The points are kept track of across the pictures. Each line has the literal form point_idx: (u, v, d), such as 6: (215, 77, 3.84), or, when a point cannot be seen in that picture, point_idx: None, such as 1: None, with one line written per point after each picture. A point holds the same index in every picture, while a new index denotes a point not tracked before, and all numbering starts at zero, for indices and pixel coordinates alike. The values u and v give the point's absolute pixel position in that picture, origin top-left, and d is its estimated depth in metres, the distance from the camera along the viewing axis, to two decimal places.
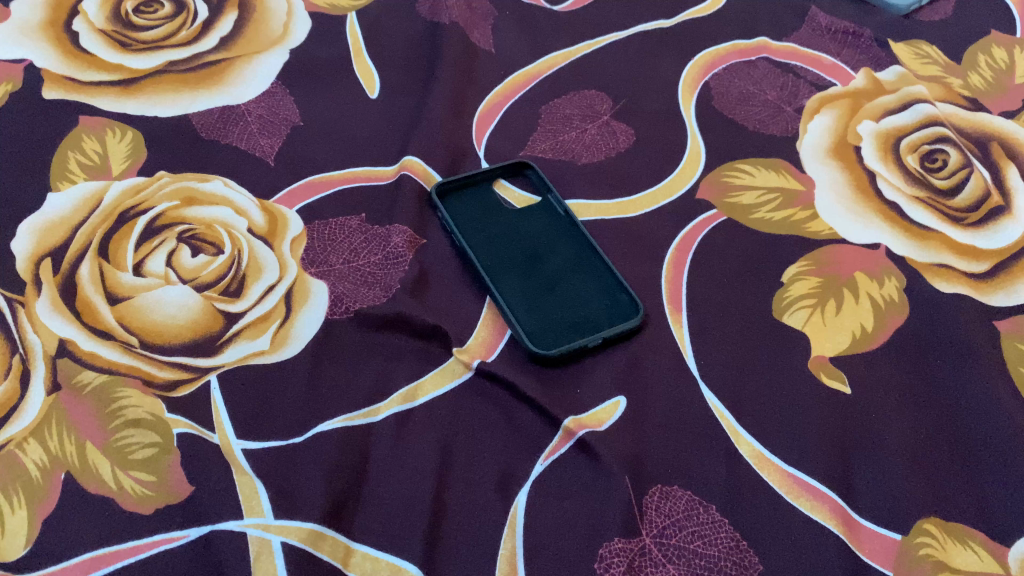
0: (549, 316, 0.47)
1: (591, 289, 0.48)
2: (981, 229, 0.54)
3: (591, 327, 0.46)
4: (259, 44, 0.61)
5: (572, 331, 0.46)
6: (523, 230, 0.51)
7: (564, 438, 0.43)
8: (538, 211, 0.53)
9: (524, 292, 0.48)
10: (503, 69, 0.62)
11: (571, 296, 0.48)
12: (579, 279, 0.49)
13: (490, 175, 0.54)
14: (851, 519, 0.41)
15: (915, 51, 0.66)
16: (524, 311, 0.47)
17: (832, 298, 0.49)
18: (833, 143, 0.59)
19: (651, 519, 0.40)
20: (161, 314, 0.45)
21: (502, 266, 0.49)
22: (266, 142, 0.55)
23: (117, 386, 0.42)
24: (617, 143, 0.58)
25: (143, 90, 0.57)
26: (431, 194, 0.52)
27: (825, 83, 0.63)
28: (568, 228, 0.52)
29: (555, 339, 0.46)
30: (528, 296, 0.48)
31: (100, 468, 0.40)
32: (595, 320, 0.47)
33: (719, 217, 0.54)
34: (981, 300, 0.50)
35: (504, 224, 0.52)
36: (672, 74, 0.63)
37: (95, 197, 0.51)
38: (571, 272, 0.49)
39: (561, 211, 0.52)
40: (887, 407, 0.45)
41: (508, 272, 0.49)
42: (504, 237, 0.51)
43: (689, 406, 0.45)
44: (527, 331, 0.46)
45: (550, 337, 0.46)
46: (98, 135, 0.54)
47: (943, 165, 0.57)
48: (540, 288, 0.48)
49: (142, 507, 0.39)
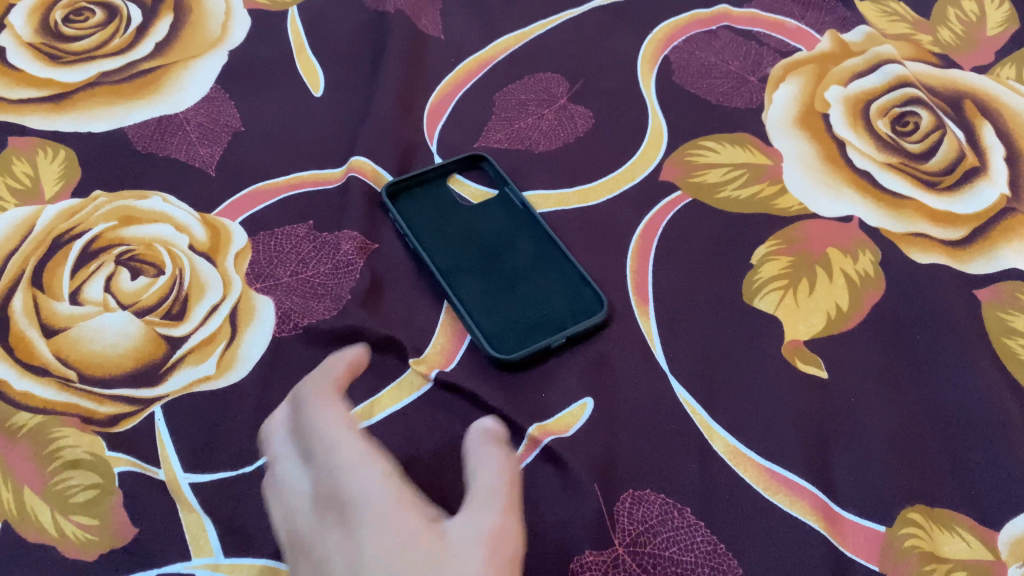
0: (510, 319, 0.44)
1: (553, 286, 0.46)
2: (957, 193, 0.51)
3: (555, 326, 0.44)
4: (197, 47, 0.58)
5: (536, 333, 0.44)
6: (480, 228, 0.49)
7: (529, 447, 0.41)
8: (495, 207, 0.50)
9: (484, 294, 0.46)
10: (454, 57, 0.60)
11: (532, 296, 0.45)
12: (541, 277, 0.46)
13: (442, 170, 0.52)
14: (832, 512, 0.39)
15: (882, 9, 0.63)
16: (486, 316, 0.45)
17: (805, 278, 0.47)
18: (800, 112, 0.56)
19: (624, 527, 0.38)
20: (100, 344, 0.43)
21: (461, 269, 0.47)
22: (207, 151, 0.53)
23: (55, 426, 0.40)
24: (575, 127, 0.55)
25: (75, 104, 0.54)
26: (382, 197, 0.50)
27: (789, 49, 0.61)
28: (528, 222, 0.49)
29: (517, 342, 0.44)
30: (488, 299, 0.45)
31: (39, 515, 0.38)
32: (558, 319, 0.45)
33: (684, 199, 0.51)
34: (959, 269, 0.48)
35: (459, 223, 0.49)
36: (630, 50, 0.60)
37: (27, 223, 0.48)
38: (532, 271, 0.47)
39: (519, 205, 0.50)
40: (867, 389, 0.43)
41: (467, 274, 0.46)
42: (460, 237, 0.48)
43: (660, 403, 0.43)
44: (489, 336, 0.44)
45: (511, 341, 0.43)
46: (29, 156, 0.52)
47: (914, 128, 0.54)
48: (500, 289, 0.46)
49: (87, 553, 0.37)
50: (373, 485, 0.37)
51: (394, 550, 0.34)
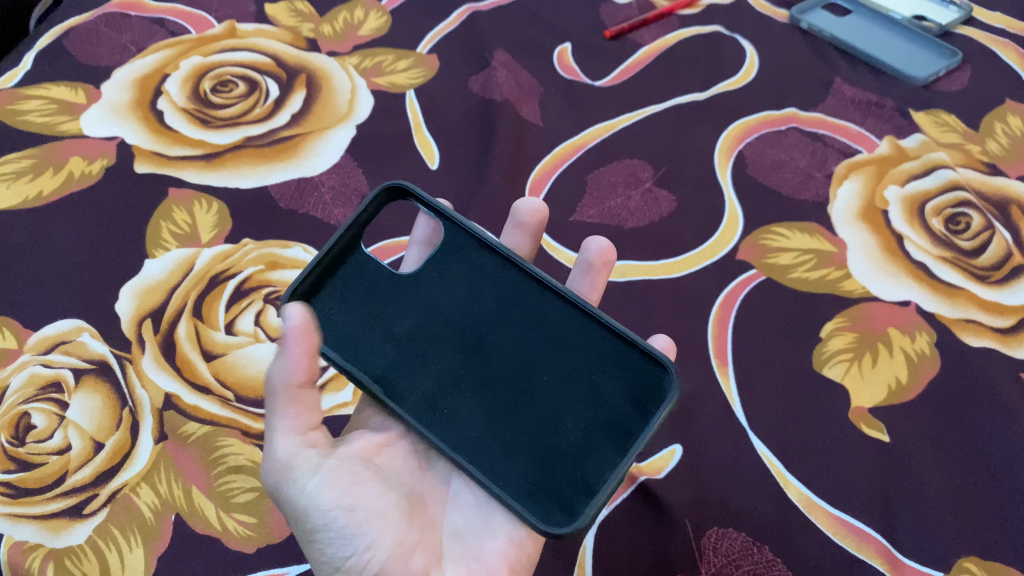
0: (559, 437, 0.39)
1: (588, 356, 0.40)
2: (1005, 287, 0.57)
3: (608, 428, 0.39)
4: (328, 120, 0.66)
5: (612, 451, 0.38)
6: (441, 298, 0.42)
7: (626, 483, 0.48)
8: (474, 250, 0.43)
9: (485, 415, 0.40)
10: (552, 141, 0.68)
11: (565, 412, 0.40)
12: (566, 332, 0.41)
13: (352, 235, 0.43)
14: (895, 558, 0.45)
15: (936, 120, 0.70)
16: (500, 451, 0.39)
17: (868, 353, 0.53)
18: (862, 208, 0.63)
19: (709, 558, 0.45)
20: (254, 369, 0.50)
21: (439, 385, 0.41)
22: (340, 211, 0.60)
23: (220, 436, 0.47)
24: (659, 209, 0.62)
25: (223, 162, 0.62)
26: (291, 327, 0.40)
27: (852, 150, 0.68)
28: (509, 266, 0.43)
29: (569, 495, 0.37)
30: (491, 416, 0.40)
31: (206, 510, 0.45)
32: (616, 417, 0.39)
33: (759, 276, 0.58)
34: (1008, 353, 0.54)
35: (376, 302, 0.42)
36: (709, 142, 0.68)
37: (187, 263, 0.55)
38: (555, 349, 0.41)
39: (511, 255, 0.43)
40: (924, 453, 0.49)
41: (449, 391, 0.41)
42: (380, 341, 0.41)
43: (741, 454, 0.49)
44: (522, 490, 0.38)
45: (559, 505, 0.37)
46: (187, 206, 0.59)
47: (966, 227, 0.61)
48: (504, 399, 0.40)
49: (247, 546, 0.44)
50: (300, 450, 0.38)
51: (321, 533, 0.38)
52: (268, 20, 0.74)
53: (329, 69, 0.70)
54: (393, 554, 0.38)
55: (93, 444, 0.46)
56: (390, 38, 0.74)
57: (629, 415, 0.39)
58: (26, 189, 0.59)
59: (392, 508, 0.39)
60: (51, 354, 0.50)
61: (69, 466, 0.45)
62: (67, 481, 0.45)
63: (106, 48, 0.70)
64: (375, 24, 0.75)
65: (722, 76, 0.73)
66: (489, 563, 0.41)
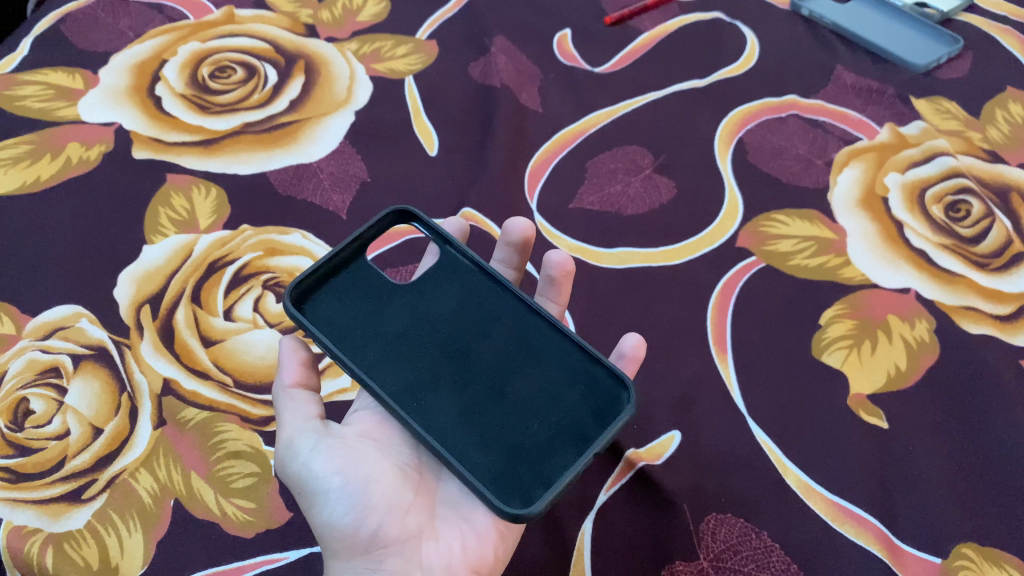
0: (526, 437, 0.38)
1: (566, 373, 0.40)
2: (1005, 274, 0.57)
3: (574, 440, 0.38)
4: (326, 106, 0.66)
5: (571, 452, 0.38)
6: (429, 306, 0.42)
7: (625, 469, 0.48)
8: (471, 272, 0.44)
9: (461, 410, 0.39)
10: (551, 127, 0.67)
11: (536, 419, 0.39)
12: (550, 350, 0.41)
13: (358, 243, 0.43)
14: (893, 543, 0.45)
15: (937, 107, 0.70)
16: (471, 442, 0.38)
17: (868, 340, 0.53)
18: (862, 195, 0.63)
19: (708, 543, 0.45)
20: (252, 355, 0.50)
21: (418, 377, 0.40)
22: (338, 197, 0.60)
23: (219, 421, 0.47)
24: (659, 196, 0.62)
25: (221, 148, 0.62)
26: (289, 307, 0.39)
27: (852, 137, 0.67)
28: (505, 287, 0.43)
29: (527, 483, 0.37)
30: (464, 412, 0.39)
31: (205, 496, 0.45)
32: (576, 425, 0.39)
33: (758, 263, 0.58)
34: (1007, 340, 0.54)
35: (367, 301, 0.42)
36: (709, 129, 0.67)
37: (185, 249, 0.55)
38: (536, 367, 0.41)
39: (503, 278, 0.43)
40: (922, 440, 0.49)
41: (429, 384, 0.40)
42: (365, 333, 0.41)
43: (740, 441, 0.49)
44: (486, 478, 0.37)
45: (518, 495, 0.36)
46: (185, 192, 0.59)
47: (966, 215, 0.61)
48: (481, 399, 0.39)
49: (245, 531, 0.44)
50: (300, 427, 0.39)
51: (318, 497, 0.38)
52: (266, 5, 0.73)
53: (327, 55, 0.70)
54: (390, 514, 0.38)
55: (92, 430, 0.46)
56: (388, 24, 0.74)
57: (587, 423, 0.39)
58: (23, 174, 0.59)
59: (389, 475, 0.40)
60: (50, 339, 0.50)
61: (68, 451, 0.45)
62: (66, 466, 0.45)
63: (103, 34, 0.69)
64: (374, 9, 0.75)
65: (722, 63, 0.73)
66: (479, 526, 0.42)
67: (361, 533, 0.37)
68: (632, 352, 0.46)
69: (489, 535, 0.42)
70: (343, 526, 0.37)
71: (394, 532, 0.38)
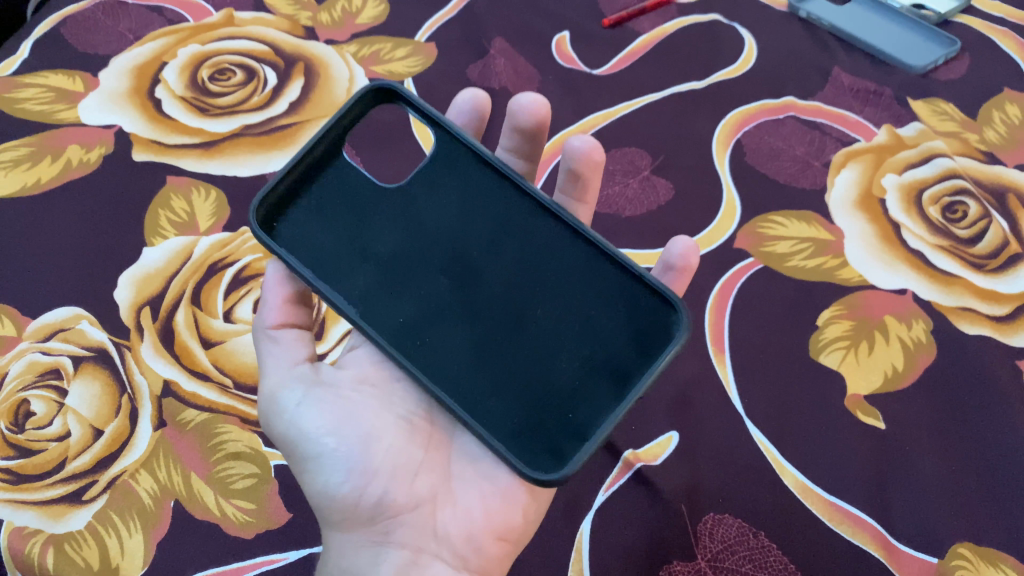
0: (550, 373, 0.39)
1: (585, 297, 0.40)
2: (1001, 275, 0.57)
3: (601, 369, 0.39)
4: (326, 109, 0.66)
5: (606, 396, 0.38)
6: (429, 218, 0.42)
7: (623, 470, 0.48)
8: (469, 166, 0.42)
9: (471, 341, 0.40)
10: (549, 129, 0.68)
11: (557, 350, 0.39)
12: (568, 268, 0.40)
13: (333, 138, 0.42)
14: (889, 544, 0.45)
15: (934, 108, 0.70)
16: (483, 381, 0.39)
17: (865, 341, 0.54)
18: (859, 196, 0.63)
19: (705, 544, 0.45)
20: (252, 356, 0.51)
21: (423, 309, 0.40)
22: None
23: (218, 423, 0.48)
24: (657, 198, 0.62)
25: (221, 150, 0.62)
26: (262, 239, 0.39)
27: (849, 139, 0.68)
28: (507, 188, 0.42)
29: (562, 438, 0.37)
30: (476, 346, 0.39)
31: (205, 497, 0.45)
32: (612, 359, 0.39)
33: (756, 265, 0.58)
34: (1004, 341, 0.54)
35: (354, 216, 0.41)
36: (707, 131, 0.68)
37: (185, 251, 0.55)
38: (550, 280, 0.40)
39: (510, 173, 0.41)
40: (919, 440, 0.49)
41: (434, 318, 0.40)
42: (359, 258, 0.41)
43: (737, 442, 0.49)
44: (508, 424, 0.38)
45: (549, 449, 0.37)
46: (185, 194, 0.59)
47: (963, 216, 0.61)
48: (493, 331, 0.40)
49: (245, 531, 0.44)
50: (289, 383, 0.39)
51: (316, 462, 0.38)
52: (266, 7, 0.74)
53: (327, 57, 0.70)
54: (393, 479, 0.39)
55: (93, 431, 0.46)
56: (387, 26, 0.74)
57: (628, 359, 0.39)
58: (24, 177, 0.59)
59: (390, 433, 0.40)
60: (50, 341, 0.50)
61: (69, 452, 0.46)
62: (67, 468, 0.45)
63: (103, 36, 0.70)
64: (373, 12, 0.75)
65: (720, 65, 0.73)
66: (502, 485, 0.42)
67: (364, 502, 0.38)
68: (676, 257, 0.47)
69: (513, 496, 0.42)
70: (344, 494, 0.38)
71: (402, 499, 0.39)
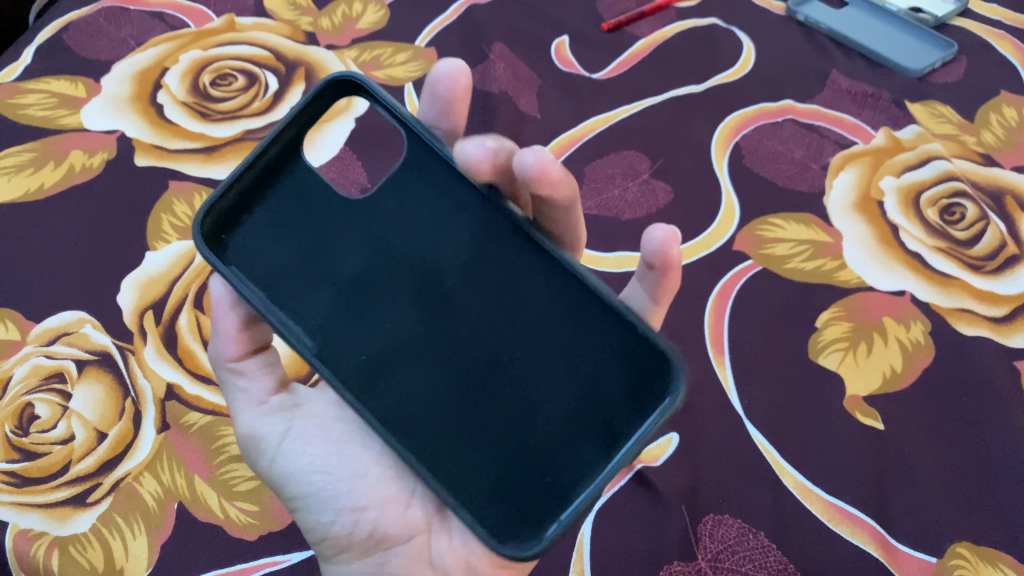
0: (527, 428, 0.36)
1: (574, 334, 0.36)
2: (999, 277, 0.58)
3: (587, 425, 0.35)
4: (327, 114, 0.66)
5: (591, 455, 0.35)
6: (398, 236, 0.38)
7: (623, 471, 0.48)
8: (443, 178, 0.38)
9: (441, 377, 0.37)
10: (549, 133, 0.68)
11: (537, 396, 0.36)
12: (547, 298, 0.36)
13: (289, 137, 0.38)
14: (889, 544, 0.46)
15: (931, 111, 0.71)
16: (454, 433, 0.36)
17: (863, 342, 0.54)
18: (858, 199, 0.63)
19: (706, 544, 0.45)
20: None
21: (388, 343, 0.37)
22: None
23: (221, 425, 0.48)
24: (656, 201, 0.63)
25: (223, 156, 0.62)
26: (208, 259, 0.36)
27: (848, 141, 0.68)
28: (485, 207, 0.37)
29: (540, 499, 0.35)
30: (447, 384, 0.37)
31: (208, 499, 0.45)
32: (602, 413, 0.35)
33: (755, 267, 0.58)
34: (1001, 342, 0.54)
35: (315, 232, 0.38)
36: (706, 134, 0.68)
37: (188, 255, 0.56)
38: (534, 309, 0.37)
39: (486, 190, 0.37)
40: (918, 441, 0.49)
41: (400, 352, 0.37)
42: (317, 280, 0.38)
43: (737, 443, 0.49)
44: (476, 486, 0.35)
45: (524, 514, 0.34)
46: (188, 199, 0.60)
47: (961, 218, 0.61)
48: (466, 369, 0.37)
49: (248, 534, 0.45)
50: (264, 425, 0.40)
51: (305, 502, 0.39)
52: (267, 13, 0.74)
53: (327, 62, 0.71)
54: (383, 509, 0.39)
55: (97, 434, 0.47)
56: (388, 31, 0.75)
57: (621, 413, 0.35)
58: (27, 182, 0.59)
59: (373, 466, 0.40)
60: (54, 345, 0.50)
61: (73, 455, 0.46)
62: (71, 471, 0.45)
63: (105, 42, 0.70)
64: (373, 17, 0.76)
65: (719, 69, 0.74)
66: None
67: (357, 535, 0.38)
68: (657, 254, 0.39)
69: None
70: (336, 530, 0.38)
71: (395, 529, 0.39)
